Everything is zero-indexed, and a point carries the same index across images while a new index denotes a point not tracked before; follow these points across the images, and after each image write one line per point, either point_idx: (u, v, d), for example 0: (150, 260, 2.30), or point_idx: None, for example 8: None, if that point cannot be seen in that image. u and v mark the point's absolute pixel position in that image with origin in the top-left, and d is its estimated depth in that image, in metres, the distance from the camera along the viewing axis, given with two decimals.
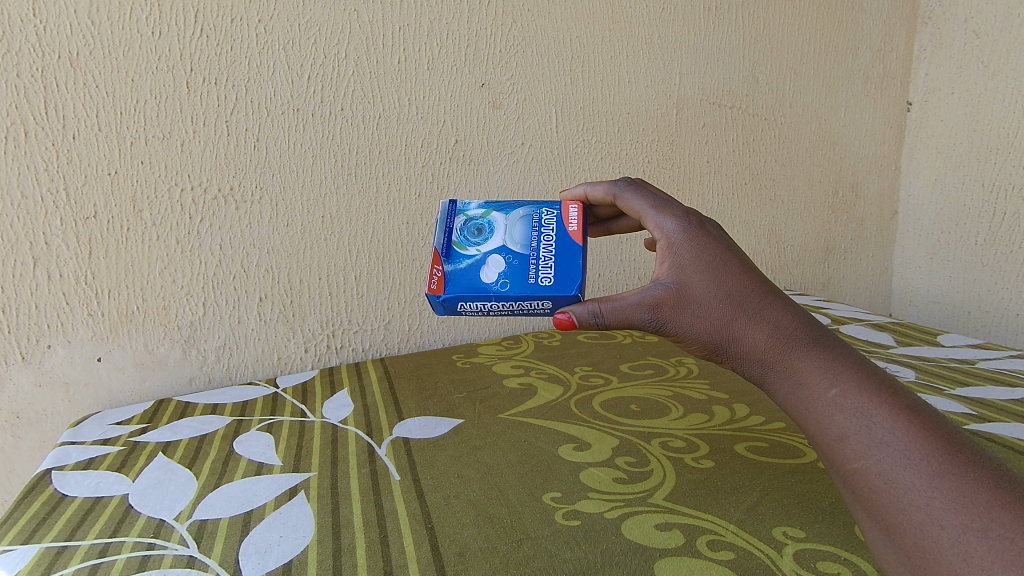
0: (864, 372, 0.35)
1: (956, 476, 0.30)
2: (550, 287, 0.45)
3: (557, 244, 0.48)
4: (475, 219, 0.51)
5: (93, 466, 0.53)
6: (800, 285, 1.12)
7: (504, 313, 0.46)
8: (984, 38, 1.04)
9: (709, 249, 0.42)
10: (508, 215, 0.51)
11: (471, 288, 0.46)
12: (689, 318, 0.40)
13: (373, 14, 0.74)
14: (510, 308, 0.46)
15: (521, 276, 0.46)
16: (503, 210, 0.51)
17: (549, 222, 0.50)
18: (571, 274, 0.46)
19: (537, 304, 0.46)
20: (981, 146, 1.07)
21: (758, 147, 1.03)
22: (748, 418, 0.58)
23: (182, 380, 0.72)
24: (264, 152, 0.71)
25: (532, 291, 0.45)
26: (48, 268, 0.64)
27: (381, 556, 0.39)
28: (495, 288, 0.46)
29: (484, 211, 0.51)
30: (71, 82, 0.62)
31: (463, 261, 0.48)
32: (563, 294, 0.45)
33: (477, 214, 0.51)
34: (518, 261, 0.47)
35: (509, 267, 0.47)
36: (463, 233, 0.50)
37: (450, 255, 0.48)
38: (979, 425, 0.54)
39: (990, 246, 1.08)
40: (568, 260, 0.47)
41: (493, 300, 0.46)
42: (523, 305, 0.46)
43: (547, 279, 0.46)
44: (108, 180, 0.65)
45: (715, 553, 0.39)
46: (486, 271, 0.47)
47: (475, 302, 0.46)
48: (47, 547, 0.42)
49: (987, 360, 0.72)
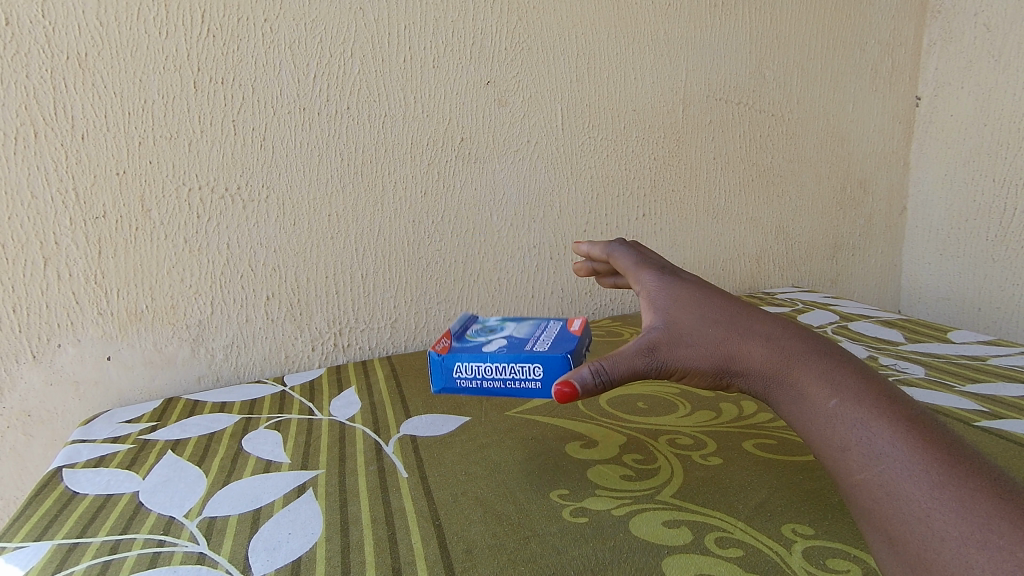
0: (864, 385, 0.36)
1: (957, 486, 0.30)
2: (544, 350, 0.44)
3: (559, 331, 0.48)
4: (490, 326, 0.53)
5: (103, 464, 0.54)
6: (808, 281, 1.12)
7: (497, 379, 0.44)
8: (994, 31, 1.03)
9: (687, 290, 0.43)
10: (519, 325, 0.52)
11: (469, 353, 0.46)
12: (686, 352, 0.39)
13: (378, 13, 0.74)
14: (502, 373, 0.44)
15: (518, 348, 0.45)
16: (515, 324, 0.53)
17: (553, 326, 0.50)
18: (566, 346, 0.45)
19: (530, 368, 0.43)
20: (992, 141, 1.06)
21: (766, 143, 1.02)
22: (756, 415, 0.57)
23: (191, 378, 0.72)
24: (270, 151, 0.71)
25: (526, 354, 0.44)
26: (58, 268, 0.65)
27: (389, 553, 0.40)
28: (491, 354, 0.45)
29: (500, 324, 0.53)
30: (80, 82, 0.63)
31: (470, 341, 0.49)
32: (556, 373, 0.42)
33: (492, 324, 0.53)
34: (518, 342, 0.47)
35: (509, 345, 0.47)
36: (477, 332, 0.51)
37: (459, 336, 0.49)
38: (990, 422, 0.54)
39: (1001, 242, 1.07)
40: (567, 339, 0.46)
41: (488, 363, 0.44)
42: (515, 368, 0.44)
43: (542, 348, 0.45)
44: (117, 180, 0.66)
45: (723, 551, 0.38)
46: (488, 345, 0.47)
47: (470, 366, 0.45)
48: (59, 544, 0.42)
49: (998, 357, 0.71)
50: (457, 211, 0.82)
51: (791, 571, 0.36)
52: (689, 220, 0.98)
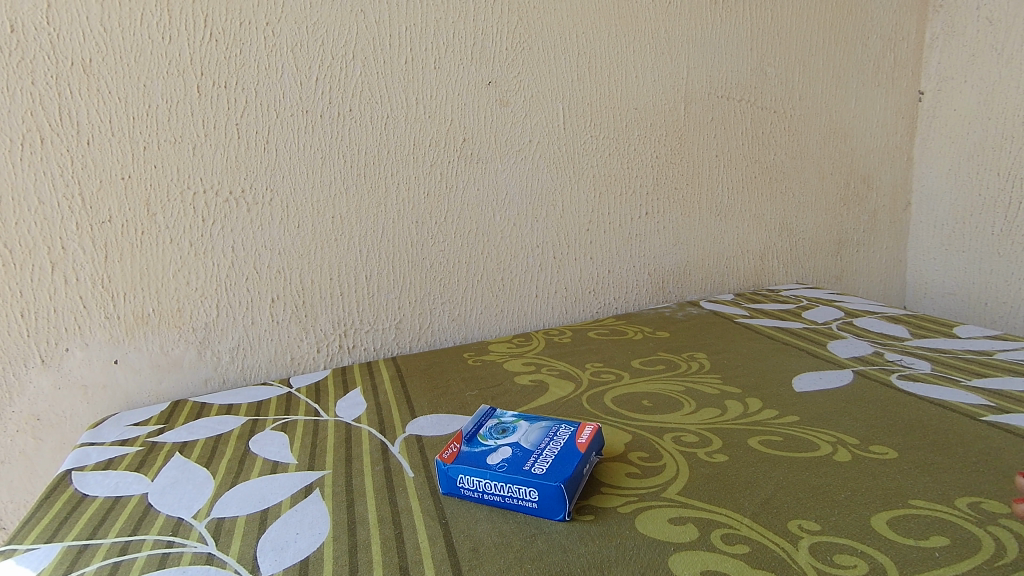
0: None
1: None
2: (540, 475, 0.42)
3: (567, 444, 0.46)
4: (506, 422, 0.50)
5: (112, 467, 0.54)
6: (813, 278, 1.11)
7: (495, 497, 0.43)
8: (997, 25, 1.02)
9: None
10: (534, 422, 0.50)
11: (472, 463, 0.45)
12: None
13: (379, 14, 0.74)
14: (500, 492, 0.43)
15: (518, 463, 0.44)
16: (530, 419, 0.51)
17: (564, 430, 0.48)
18: (562, 471, 0.43)
19: (525, 492, 0.42)
20: (996, 135, 1.05)
21: (768, 140, 1.02)
22: (761, 412, 0.57)
23: (197, 381, 0.73)
24: (274, 154, 0.72)
25: (523, 476, 0.42)
26: (65, 273, 0.65)
27: (396, 552, 0.40)
28: (491, 468, 0.44)
29: (516, 418, 0.51)
30: (85, 88, 0.63)
31: (479, 445, 0.47)
32: (550, 515, 0.42)
33: (509, 419, 0.51)
34: (522, 451, 0.45)
35: (513, 455, 0.45)
36: (492, 427, 0.49)
37: (471, 436, 0.48)
38: (996, 416, 0.53)
39: (1006, 236, 1.06)
40: (567, 459, 0.44)
41: (487, 479, 0.43)
42: (511, 491, 0.42)
43: (539, 469, 0.43)
44: (123, 185, 0.66)
45: (730, 547, 0.39)
46: (492, 454, 0.46)
47: (471, 479, 0.44)
48: (69, 546, 0.43)
49: (1005, 351, 0.70)
50: (460, 211, 0.83)
51: (797, 567, 0.36)
52: (692, 217, 0.98)
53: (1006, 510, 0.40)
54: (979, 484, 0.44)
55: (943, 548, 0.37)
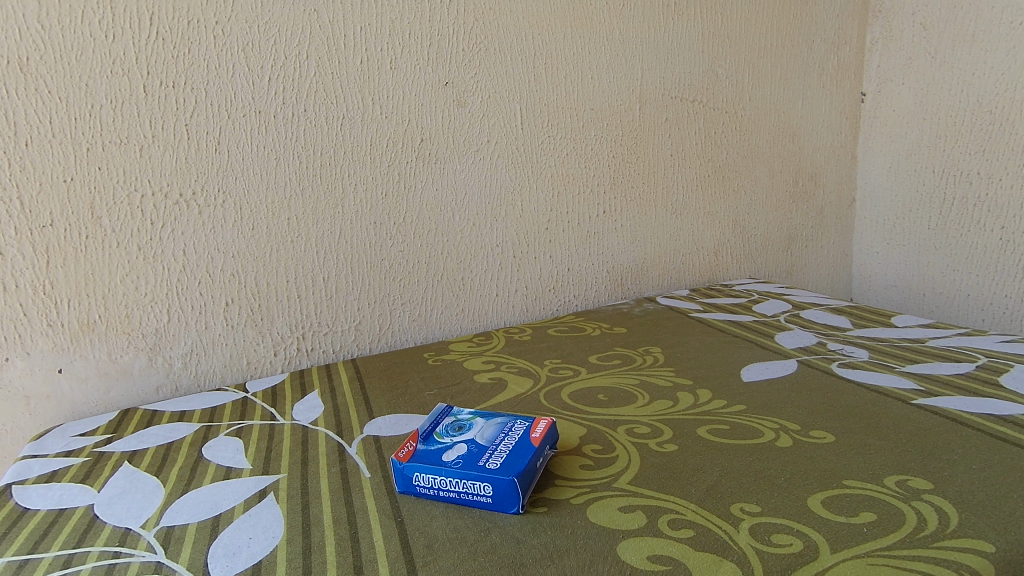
0: None
1: None
2: (494, 470, 0.43)
3: (522, 439, 0.47)
4: (462, 419, 0.51)
5: (56, 478, 0.52)
6: (765, 273, 1.15)
7: (451, 493, 0.44)
8: (931, 29, 1.07)
9: None
10: (489, 419, 0.50)
11: (428, 461, 0.45)
12: None
13: (333, 15, 0.74)
14: (455, 489, 0.43)
15: (473, 459, 0.45)
16: (486, 416, 0.51)
17: (519, 426, 0.49)
18: (516, 465, 0.44)
19: (480, 486, 0.43)
20: (931, 134, 1.10)
21: (720, 139, 1.05)
22: (711, 402, 0.59)
23: (149, 388, 0.71)
24: (225, 155, 0.70)
25: (477, 471, 0.43)
26: (3, 279, 0.63)
27: (351, 552, 0.40)
28: (447, 465, 0.44)
29: (472, 415, 0.52)
30: (22, 87, 0.61)
31: (435, 443, 0.47)
32: (504, 509, 0.43)
33: (465, 416, 0.51)
34: (478, 447, 0.46)
35: (468, 451, 0.46)
36: (448, 426, 0.50)
37: (427, 436, 0.48)
38: (925, 399, 0.57)
39: (941, 230, 1.12)
40: (521, 453, 0.45)
41: (442, 476, 0.44)
42: (466, 487, 0.43)
43: (494, 464, 0.44)
44: (64, 187, 0.64)
45: (675, 532, 0.40)
46: (447, 451, 0.46)
47: (427, 477, 0.44)
48: (9, 561, 0.41)
49: (936, 339, 0.75)
50: (419, 211, 0.83)
51: (738, 548, 0.38)
52: (648, 215, 1.01)
53: (930, 486, 0.43)
54: (907, 463, 0.46)
55: (871, 523, 0.40)
